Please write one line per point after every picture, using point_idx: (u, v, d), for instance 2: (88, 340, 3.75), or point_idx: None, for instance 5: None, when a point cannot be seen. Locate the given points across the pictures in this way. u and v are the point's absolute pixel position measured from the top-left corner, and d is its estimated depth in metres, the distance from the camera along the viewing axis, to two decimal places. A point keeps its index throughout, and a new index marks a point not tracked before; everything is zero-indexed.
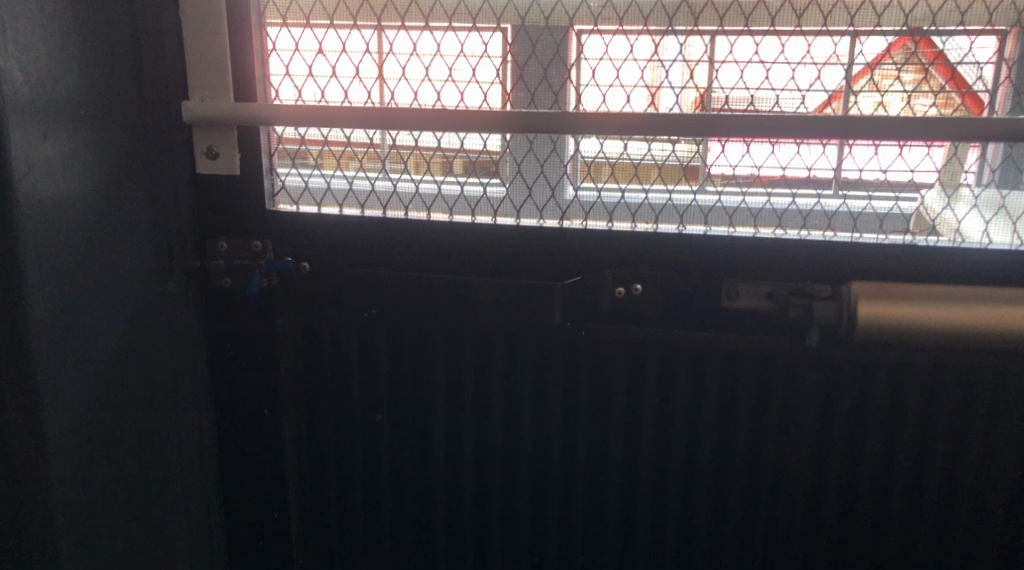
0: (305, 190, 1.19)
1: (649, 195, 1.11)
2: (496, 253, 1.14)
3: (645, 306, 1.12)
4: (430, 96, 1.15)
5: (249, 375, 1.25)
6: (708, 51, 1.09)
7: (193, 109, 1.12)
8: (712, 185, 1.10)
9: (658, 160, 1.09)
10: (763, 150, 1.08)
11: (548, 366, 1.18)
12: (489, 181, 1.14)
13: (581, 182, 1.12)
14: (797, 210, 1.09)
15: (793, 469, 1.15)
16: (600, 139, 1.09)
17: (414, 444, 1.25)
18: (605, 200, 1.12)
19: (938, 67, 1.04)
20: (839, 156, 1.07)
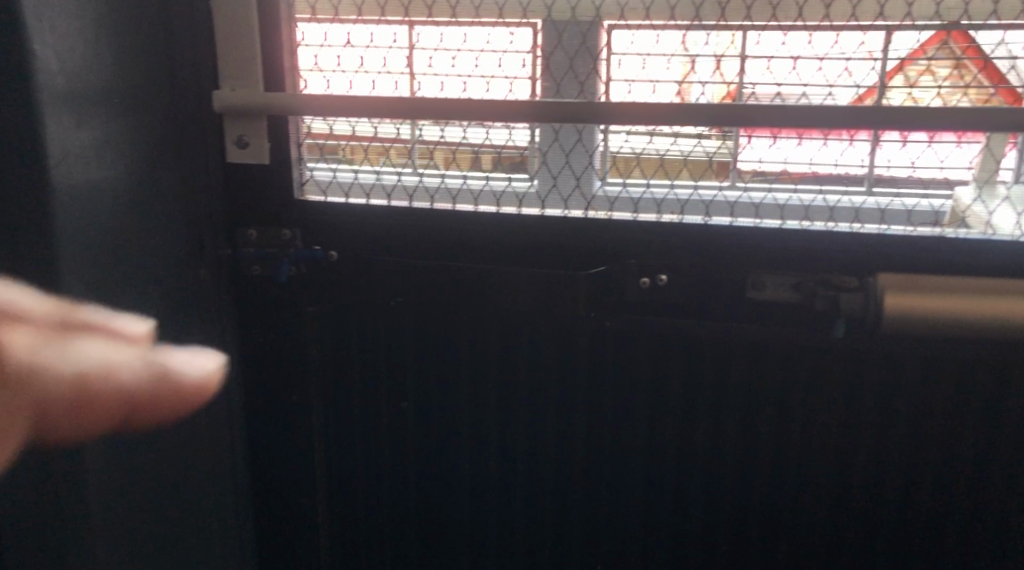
0: (334, 181, 1.20)
1: (676, 188, 1.11)
2: (520, 244, 1.15)
3: (670, 297, 1.12)
4: (456, 88, 1.15)
5: (277, 363, 1.27)
6: (737, 45, 1.08)
7: (225, 100, 1.14)
8: (740, 180, 1.09)
9: (686, 154, 1.09)
10: (790, 144, 1.07)
11: (574, 356, 1.18)
12: (515, 175, 1.14)
13: (608, 176, 1.12)
14: (824, 203, 1.08)
15: (819, 461, 1.15)
16: (626, 133, 1.10)
17: (440, 431, 1.26)
18: (630, 192, 1.12)
19: (973, 62, 1.03)
20: (870, 151, 1.05)
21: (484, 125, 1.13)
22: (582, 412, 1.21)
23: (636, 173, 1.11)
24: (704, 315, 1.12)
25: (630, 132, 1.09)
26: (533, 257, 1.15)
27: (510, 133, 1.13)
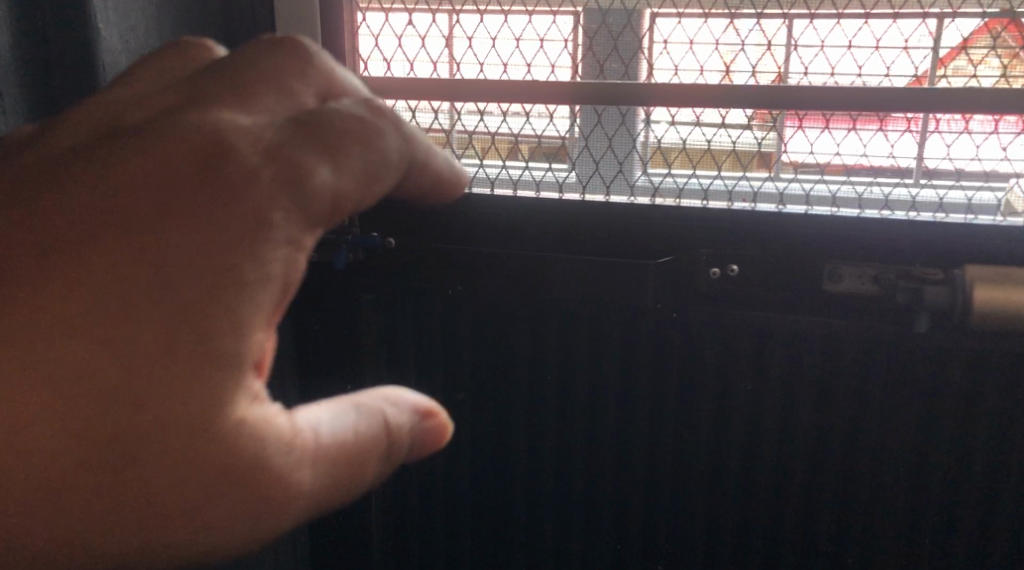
0: None
1: (749, 178, 1.08)
2: (579, 233, 1.11)
3: (741, 288, 1.07)
4: (521, 68, 1.12)
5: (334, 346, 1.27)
6: (787, 34, 1.03)
7: None
8: (793, 171, 1.08)
9: (731, 142, 1.08)
10: (840, 134, 1.05)
11: (635, 348, 1.15)
12: (556, 163, 1.13)
13: (650, 166, 1.11)
14: (889, 196, 1.05)
15: (893, 461, 1.10)
16: (671, 120, 1.09)
17: (496, 422, 1.24)
18: (691, 182, 1.10)
19: None
20: (915, 144, 1.04)
21: (549, 111, 1.12)
22: (645, 407, 1.17)
23: (706, 159, 1.09)
24: (773, 305, 1.07)
25: (697, 125, 1.08)
26: (596, 248, 1.11)
27: (572, 114, 1.12)
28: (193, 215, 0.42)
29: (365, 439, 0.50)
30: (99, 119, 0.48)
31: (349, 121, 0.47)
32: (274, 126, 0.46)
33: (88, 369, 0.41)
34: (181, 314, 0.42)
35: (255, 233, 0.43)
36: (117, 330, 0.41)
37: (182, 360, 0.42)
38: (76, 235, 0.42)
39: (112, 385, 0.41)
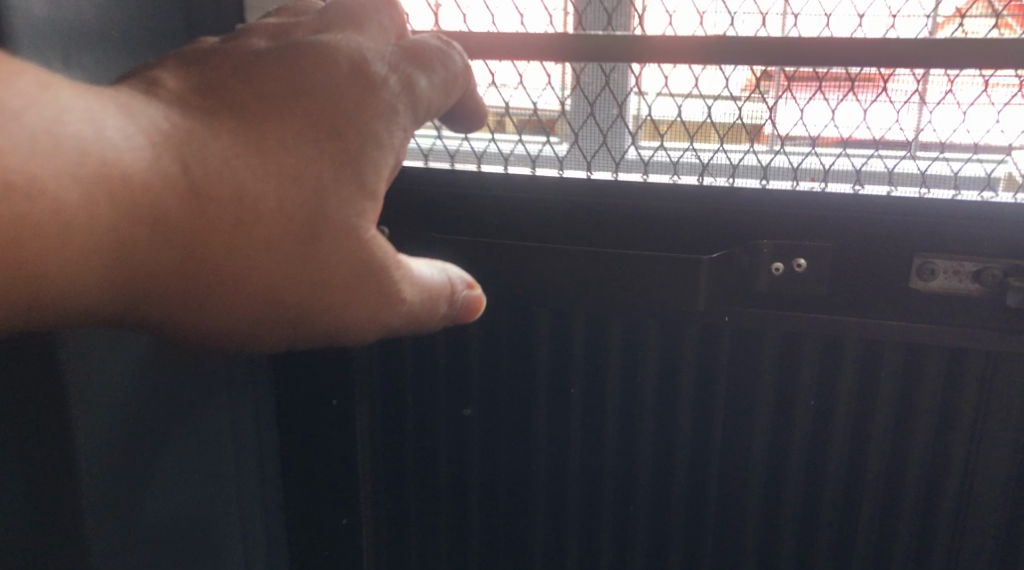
0: None
1: (817, 153, 0.90)
2: (606, 226, 0.92)
3: (808, 287, 0.89)
4: (542, 19, 0.93)
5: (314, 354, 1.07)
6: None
7: None
8: (873, 141, 0.89)
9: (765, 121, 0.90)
10: (913, 110, 0.87)
11: (677, 356, 0.96)
12: (549, 137, 0.96)
13: (641, 140, 0.94)
14: (982, 171, 0.86)
15: (986, 490, 0.91)
16: (706, 100, 0.92)
17: (511, 441, 1.05)
18: (741, 162, 0.91)
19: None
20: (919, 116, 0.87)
21: (574, 70, 0.94)
22: (689, 422, 0.99)
23: (766, 130, 0.91)
24: (849, 306, 0.89)
25: (753, 95, 0.90)
26: (628, 240, 0.92)
27: (576, 78, 0.94)
28: (359, 91, 0.56)
29: (443, 284, 0.60)
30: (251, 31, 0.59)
31: (432, 51, 0.60)
32: (390, 59, 0.58)
33: (279, 205, 0.53)
34: (345, 158, 0.55)
35: (387, 117, 0.57)
36: (301, 168, 0.54)
37: (344, 197, 0.55)
38: (275, 98, 0.55)
39: (282, 221, 0.54)
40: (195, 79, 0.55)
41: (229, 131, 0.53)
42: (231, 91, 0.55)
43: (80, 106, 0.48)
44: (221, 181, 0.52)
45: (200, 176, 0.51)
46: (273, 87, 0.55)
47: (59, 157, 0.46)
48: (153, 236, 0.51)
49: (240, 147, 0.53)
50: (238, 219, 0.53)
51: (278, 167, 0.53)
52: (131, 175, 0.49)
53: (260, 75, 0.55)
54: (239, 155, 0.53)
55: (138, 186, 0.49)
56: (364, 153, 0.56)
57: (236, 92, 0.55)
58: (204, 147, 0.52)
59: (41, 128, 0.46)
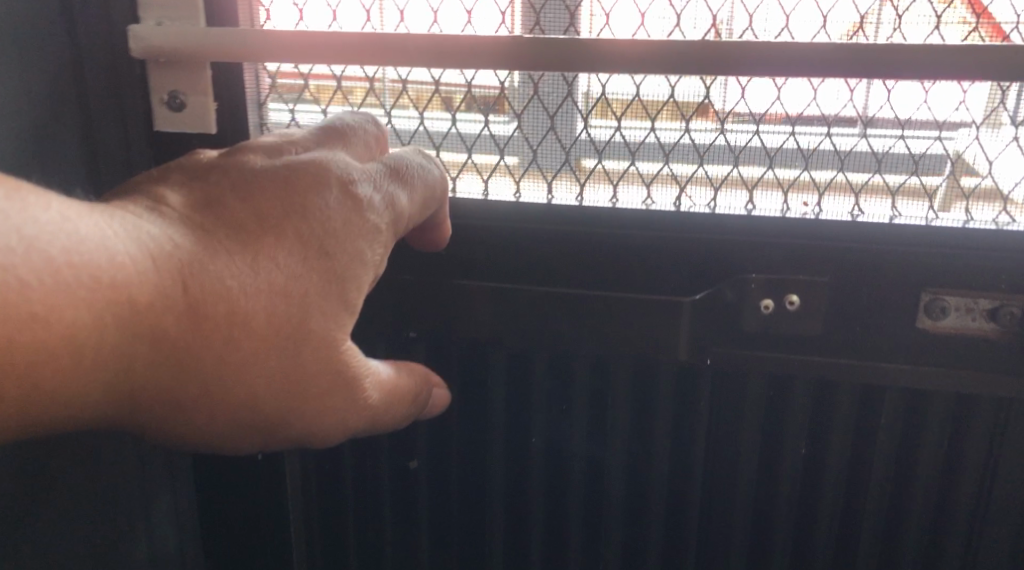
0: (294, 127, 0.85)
1: (797, 135, 0.78)
2: (572, 259, 0.80)
3: (801, 326, 0.78)
4: (494, 18, 0.79)
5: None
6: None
7: (147, 41, 0.76)
8: (874, 146, 0.78)
9: (749, 138, 0.79)
10: (913, 95, 0.76)
11: (650, 400, 0.85)
12: (493, 117, 0.82)
13: (592, 117, 0.81)
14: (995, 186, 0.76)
15: (993, 549, 0.82)
16: (686, 118, 0.79)
17: (463, 496, 0.93)
18: (717, 173, 0.80)
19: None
20: (911, 96, 0.76)
21: (530, 78, 0.79)
22: (667, 478, 0.88)
23: (738, 114, 0.79)
24: (850, 348, 0.78)
25: (736, 110, 0.78)
26: (595, 277, 0.79)
27: (533, 88, 0.80)
28: (350, 212, 0.61)
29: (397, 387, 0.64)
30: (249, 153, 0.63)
31: (414, 169, 0.67)
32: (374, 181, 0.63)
33: (270, 319, 0.56)
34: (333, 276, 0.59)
35: (368, 236, 0.61)
36: (294, 289, 0.57)
37: (326, 313, 0.58)
38: (273, 217, 0.58)
39: (271, 335, 0.56)
40: (200, 198, 0.58)
41: (231, 251, 0.56)
42: (229, 213, 0.57)
43: (85, 222, 0.49)
44: (224, 308, 0.54)
45: (205, 301, 0.53)
46: (270, 209, 0.58)
47: (74, 288, 0.48)
48: (162, 359, 0.53)
49: (243, 272, 0.55)
50: (239, 341, 0.55)
51: (275, 289, 0.56)
52: (150, 304, 0.51)
53: (258, 197, 0.59)
54: (242, 280, 0.55)
55: (145, 310, 0.51)
56: (352, 270, 0.60)
57: (237, 210, 0.58)
58: (214, 272, 0.54)
59: (57, 255, 0.47)
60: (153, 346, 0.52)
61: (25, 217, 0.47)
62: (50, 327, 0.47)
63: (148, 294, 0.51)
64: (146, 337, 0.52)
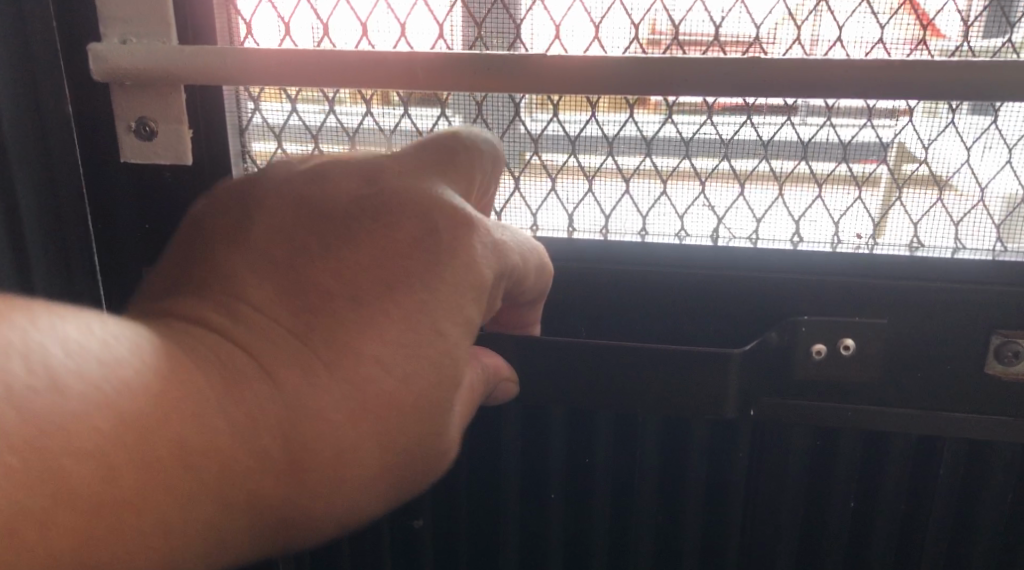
0: (273, 128, 0.74)
1: (835, 126, 0.68)
2: (599, 301, 0.72)
3: (853, 374, 0.70)
4: (508, 33, 0.69)
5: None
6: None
7: (112, 64, 0.66)
8: (937, 173, 0.69)
9: (799, 155, 0.70)
10: (979, 119, 0.67)
11: (684, 454, 0.77)
12: (503, 127, 0.71)
13: (602, 112, 0.70)
14: None
15: None
16: (715, 123, 0.69)
17: (474, 556, 0.84)
18: (752, 196, 0.71)
19: None
20: (979, 129, 0.67)
21: (551, 104, 0.70)
22: (699, 535, 0.79)
23: (783, 143, 0.69)
24: (909, 395, 0.70)
25: (785, 124, 0.68)
26: (624, 320, 0.72)
27: (553, 111, 0.70)
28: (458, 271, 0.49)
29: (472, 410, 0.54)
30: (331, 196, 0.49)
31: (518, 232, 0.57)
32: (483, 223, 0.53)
33: (377, 435, 0.46)
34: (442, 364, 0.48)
35: (479, 302, 0.50)
36: (401, 398, 0.46)
37: (439, 411, 0.48)
38: (374, 302, 0.47)
39: (379, 453, 0.46)
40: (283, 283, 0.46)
41: (329, 367, 0.45)
42: (313, 310, 0.46)
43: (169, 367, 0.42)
44: (322, 443, 0.45)
45: (298, 441, 0.44)
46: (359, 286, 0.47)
47: (159, 453, 0.40)
48: (260, 519, 0.44)
49: (336, 390, 0.45)
50: (342, 473, 0.45)
51: (377, 401, 0.46)
52: (236, 463, 0.42)
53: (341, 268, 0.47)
54: (340, 403, 0.45)
55: (237, 464, 0.42)
56: (460, 346, 0.49)
57: (326, 300, 0.46)
58: (302, 406, 0.44)
59: (143, 417, 0.40)
60: (251, 506, 0.43)
61: (105, 367, 0.39)
62: (142, 506, 0.39)
63: (239, 448, 0.42)
64: (239, 507, 0.43)
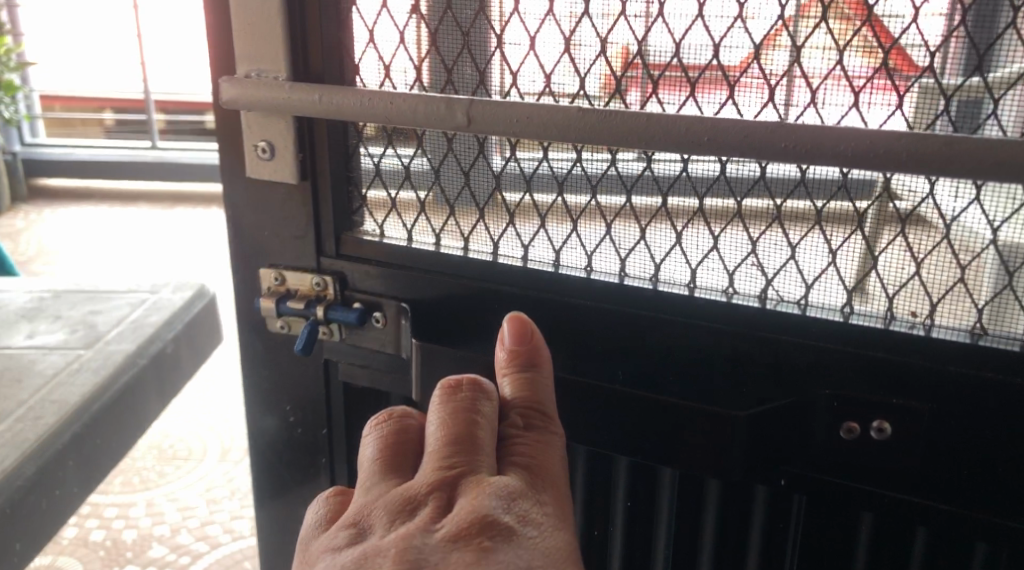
0: (376, 174, 0.83)
1: (892, 194, 0.65)
2: (642, 346, 0.75)
3: (896, 459, 0.67)
4: (574, 83, 0.72)
5: (318, 430, 0.95)
6: (872, 66, 0.64)
7: (241, 98, 0.77)
8: (1012, 259, 0.63)
9: (857, 223, 0.67)
10: None
11: (738, 508, 0.80)
12: (564, 176, 0.75)
13: (656, 154, 0.71)
14: None
15: None
16: (761, 172, 0.69)
17: None
18: (804, 261, 0.70)
19: (862, 37, 0.64)
20: None
21: (609, 150, 0.73)
22: None
23: (836, 204, 0.67)
24: (955, 494, 0.67)
25: (838, 195, 0.67)
26: (663, 369, 0.74)
27: (611, 155, 0.73)
28: (529, 474, 0.66)
29: None
30: (434, 460, 0.65)
31: (541, 396, 0.70)
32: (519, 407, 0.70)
33: (547, 549, 0.61)
34: (542, 481, 0.66)
35: (560, 443, 0.70)
36: (547, 520, 0.63)
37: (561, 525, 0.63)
38: (502, 488, 0.63)
39: (557, 558, 0.60)
40: (450, 528, 0.60)
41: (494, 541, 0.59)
42: (470, 515, 0.60)
43: None
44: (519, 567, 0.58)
45: None
46: (476, 480, 0.64)
47: None
48: None
49: (510, 549, 0.59)
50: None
51: (542, 540, 0.61)
52: None
53: (458, 475, 0.64)
54: (518, 552, 0.59)
55: None
56: (562, 470, 0.68)
57: (470, 510, 0.61)
58: None
59: None
60: None
61: None
62: None
63: None
64: None
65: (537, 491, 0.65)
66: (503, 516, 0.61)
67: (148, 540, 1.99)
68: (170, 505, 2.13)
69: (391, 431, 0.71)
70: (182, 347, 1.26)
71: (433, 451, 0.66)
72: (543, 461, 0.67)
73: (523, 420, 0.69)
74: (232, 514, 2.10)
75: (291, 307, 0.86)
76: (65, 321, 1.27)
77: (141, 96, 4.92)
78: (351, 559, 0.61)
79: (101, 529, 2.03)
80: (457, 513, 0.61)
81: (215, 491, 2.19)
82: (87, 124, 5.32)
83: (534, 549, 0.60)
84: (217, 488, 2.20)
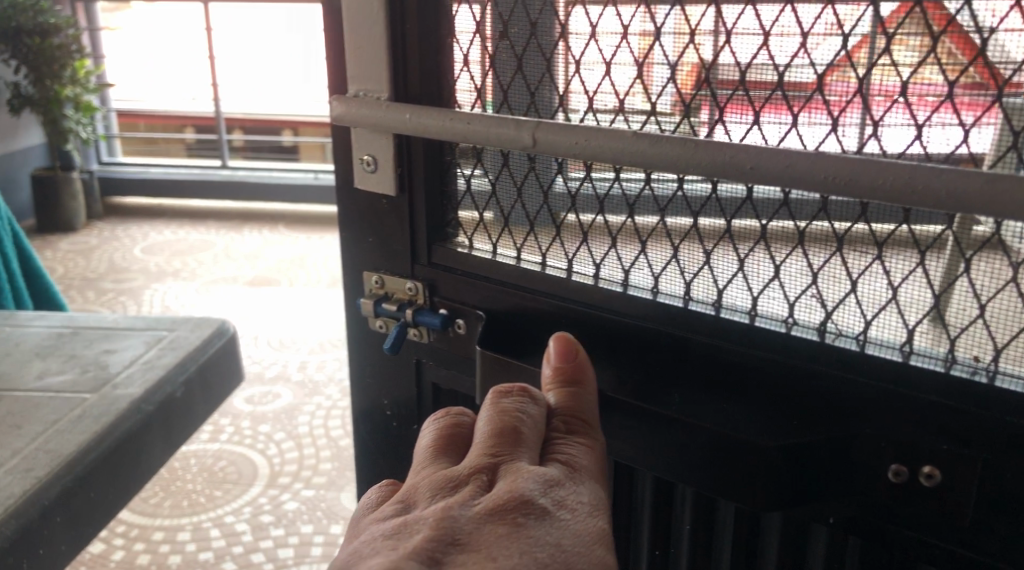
0: (467, 192, 0.89)
1: (957, 231, 0.63)
2: (700, 370, 0.75)
3: (954, 504, 0.64)
4: (643, 107, 0.75)
5: (408, 424, 1.01)
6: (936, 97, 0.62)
7: (347, 116, 0.85)
8: None
9: (918, 260, 0.66)
10: None
11: (800, 543, 0.78)
12: (633, 199, 0.78)
13: (721, 181, 0.72)
14: None
15: None
16: (824, 201, 0.68)
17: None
18: (865, 296, 0.69)
19: (928, 64, 0.62)
20: None
21: (676, 175, 0.74)
22: None
23: (899, 238, 0.66)
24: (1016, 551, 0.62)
25: (903, 227, 0.65)
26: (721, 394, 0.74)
27: (678, 181, 0.74)
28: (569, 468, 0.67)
29: None
30: (482, 445, 0.68)
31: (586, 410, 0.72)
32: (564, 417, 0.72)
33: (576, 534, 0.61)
34: (581, 477, 0.67)
35: (599, 453, 0.71)
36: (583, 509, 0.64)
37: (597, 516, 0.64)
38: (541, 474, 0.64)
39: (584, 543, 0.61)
40: (488, 503, 0.62)
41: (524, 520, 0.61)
42: (509, 494, 0.62)
43: None
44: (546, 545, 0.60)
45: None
46: (518, 466, 0.65)
47: None
48: None
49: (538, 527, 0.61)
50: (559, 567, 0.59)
51: (573, 527, 0.62)
52: None
53: (502, 463, 0.66)
54: (545, 533, 0.60)
55: None
56: (601, 475, 0.69)
57: (509, 489, 0.62)
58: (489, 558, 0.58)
59: None
60: None
61: None
62: None
63: None
64: None
65: (577, 484, 0.66)
66: (539, 499, 0.62)
67: (193, 564, 2.11)
68: (218, 530, 2.24)
69: (448, 422, 0.74)
70: (194, 389, 1.19)
71: (482, 439, 0.68)
72: (585, 461, 0.69)
73: (568, 426, 0.71)
74: (276, 541, 2.20)
75: (385, 307, 0.94)
76: (79, 360, 1.20)
77: (224, 117, 5.32)
78: (392, 525, 0.63)
79: (147, 552, 2.14)
80: (497, 491, 0.63)
81: (263, 517, 2.29)
82: (175, 145, 5.86)
83: (566, 533, 0.61)
84: (265, 515, 2.30)
